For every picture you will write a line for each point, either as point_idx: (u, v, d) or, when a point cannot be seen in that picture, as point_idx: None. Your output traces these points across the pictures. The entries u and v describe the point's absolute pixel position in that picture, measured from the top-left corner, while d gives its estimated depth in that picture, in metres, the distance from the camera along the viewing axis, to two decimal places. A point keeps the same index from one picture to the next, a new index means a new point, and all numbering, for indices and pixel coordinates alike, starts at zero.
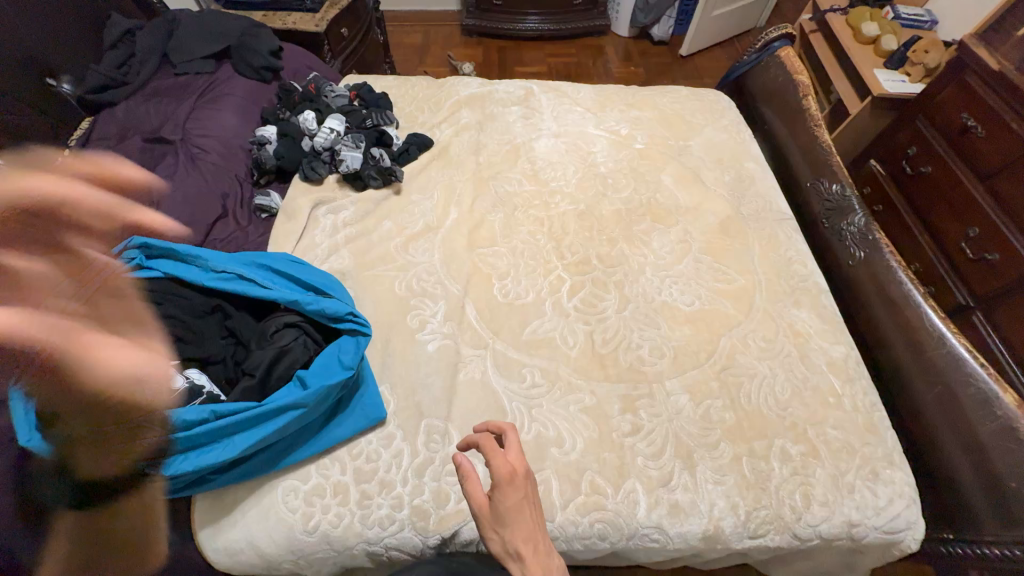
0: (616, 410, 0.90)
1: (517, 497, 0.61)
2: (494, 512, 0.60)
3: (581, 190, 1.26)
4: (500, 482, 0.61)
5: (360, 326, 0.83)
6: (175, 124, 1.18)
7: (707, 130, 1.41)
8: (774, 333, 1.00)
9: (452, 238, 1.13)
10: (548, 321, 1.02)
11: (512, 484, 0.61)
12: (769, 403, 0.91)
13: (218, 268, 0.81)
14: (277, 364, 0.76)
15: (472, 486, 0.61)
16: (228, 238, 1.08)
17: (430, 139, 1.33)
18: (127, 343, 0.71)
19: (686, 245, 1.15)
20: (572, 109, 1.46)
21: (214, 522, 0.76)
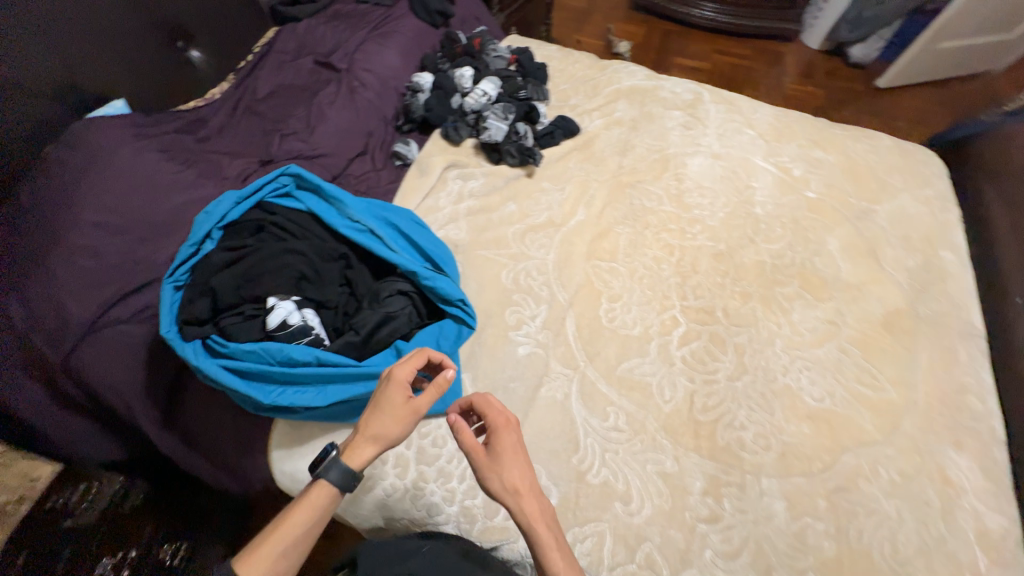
0: (697, 488, 0.81)
1: (511, 440, 0.61)
2: (487, 460, 0.59)
3: (725, 228, 1.11)
4: (497, 428, 0.62)
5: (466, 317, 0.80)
6: (344, 53, 1.20)
7: (902, 197, 1.16)
8: (917, 471, 0.83)
9: (572, 241, 1.06)
10: (648, 363, 0.93)
11: (508, 430, 0.61)
12: (885, 551, 0.76)
13: (353, 216, 0.80)
14: (382, 329, 0.75)
15: (470, 437, 0.61)
16: (361, 178, 1.11)
17: (578, 126, 1.24)
18: (260, 267, 0.71)
19: (834, 329, 0.98)
20: (742, 130, 1.28)
21: (289, 447, 0.83)
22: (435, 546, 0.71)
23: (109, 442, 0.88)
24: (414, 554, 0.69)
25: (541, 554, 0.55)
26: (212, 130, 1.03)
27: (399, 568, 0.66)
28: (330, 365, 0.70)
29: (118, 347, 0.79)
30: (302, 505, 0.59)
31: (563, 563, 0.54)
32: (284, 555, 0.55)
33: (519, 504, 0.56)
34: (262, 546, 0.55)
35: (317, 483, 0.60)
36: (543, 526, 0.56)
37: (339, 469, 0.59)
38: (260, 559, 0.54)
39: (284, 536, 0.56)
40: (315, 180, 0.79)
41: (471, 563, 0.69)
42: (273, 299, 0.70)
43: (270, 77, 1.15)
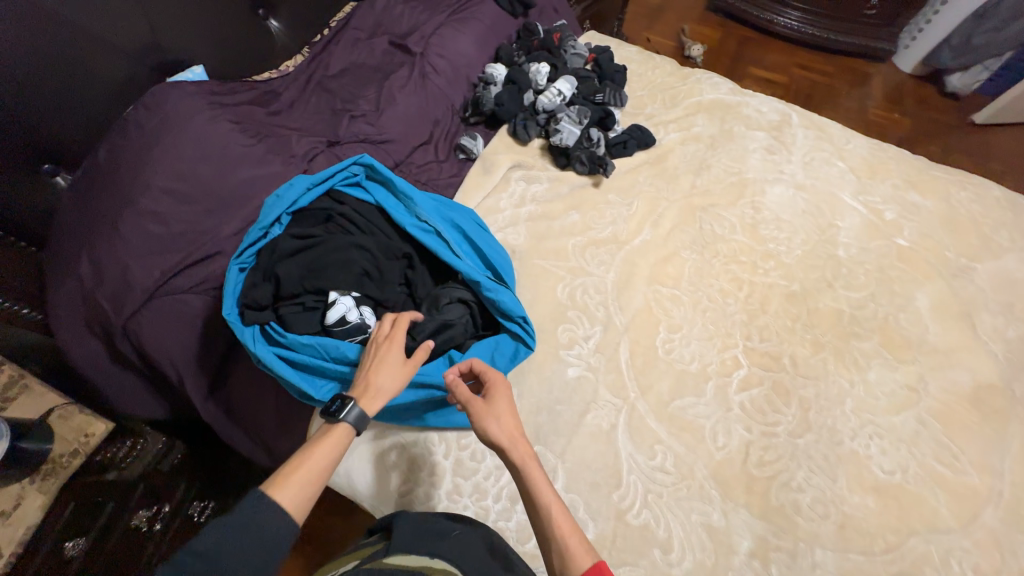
0: (743, 548, 0.76)
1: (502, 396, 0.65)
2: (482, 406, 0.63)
3: (802, 267, 1.03)
4: (494, 385, 0.66)
5: (525, 335, 0.77)
6: (421, 36, 1.16)
7: (1007, 257, 1.05)
8: (993, 569, 0.75)
9: (634, 262, 1.00)
10: (703, 404, 0.87)
11: (501, 386, 0.66)
12: None
13: (421, 215, 0.78)
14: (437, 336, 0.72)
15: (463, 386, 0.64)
16: (423, 167, 1.07)
17: (653, 138, 1.17)
18: (326, 259, 0.70)
19: (913, 395, 0.89)
20: (831, 161, 1.17)
21: None
22: (465, 533, 0.67)
23: (153, 401, 0.87)
24: (443, 537, 0.65)
25: (532, 494, 0.57)
26: (283, 104, 1.01)
27: (426, 547, 0.62)
28: None
29: (175, 316, 0.79)
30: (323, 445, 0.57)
31: (555, 501, 0.57)
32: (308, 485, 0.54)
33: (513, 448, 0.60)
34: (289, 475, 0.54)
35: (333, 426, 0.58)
36: (533, 465, 0.59)
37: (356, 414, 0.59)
38: (285, 489, 0.53)
39: (306, 469, 0.55)
40: (389, 174, 0.76)
41: (498, 563, 0.63)
42: (333, 294, 0.68)
43: (344, 54, 1.12)
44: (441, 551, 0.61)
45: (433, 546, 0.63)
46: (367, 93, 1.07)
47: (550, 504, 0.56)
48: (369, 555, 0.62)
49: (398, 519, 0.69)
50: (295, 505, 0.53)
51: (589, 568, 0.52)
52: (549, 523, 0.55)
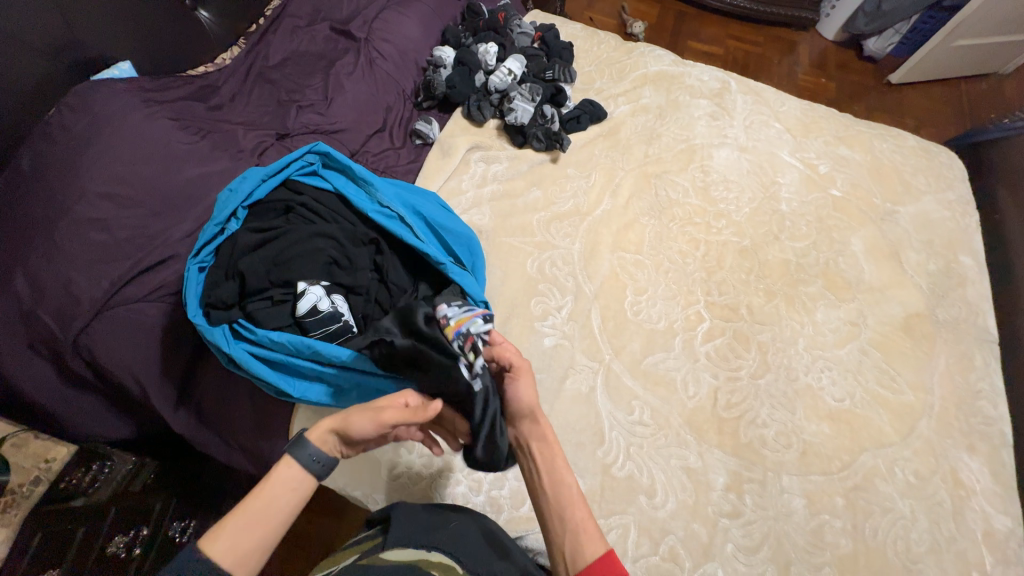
0: (719, 484, 0.82)
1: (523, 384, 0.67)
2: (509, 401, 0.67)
3: (751, 224, 1.10)
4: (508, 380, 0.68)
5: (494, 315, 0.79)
6: (363, 20, 1.13)
7: (926, 199, 1.16)
8: (930, 472, 0.85)
9: (597, 231, 1.04)
10: (672, 358, 0.93)
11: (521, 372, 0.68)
12: (898, 549, 0.79)
13: (383, 201, 0.76)
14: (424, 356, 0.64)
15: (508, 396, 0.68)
16: (379, 154, 1.06)
17: (604, 111, 1.20)
18: (290, 250, 0.68)
19: (855, 329, 0.98)
20: (769, 123, 1.25)
21: None
22: (462, 525, 0.66)
23: (119, 420, 0.83)
24: (441, 529, 0.64)
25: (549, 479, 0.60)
26: (224, 98, 0.96)
27: (423, 540, 0.60)
28: (355, 359, 0.67)
29: (133, 326, 0.75)
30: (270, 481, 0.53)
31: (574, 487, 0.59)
32: (252, 527, 0.49)
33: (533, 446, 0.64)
34: (227, 518, 0.49)
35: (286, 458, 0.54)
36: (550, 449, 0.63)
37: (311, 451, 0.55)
38: (223, 536, 0.48)
39: (249, 507, 0.50)
40: (345, 160, 0.74)
41: (496, 550, 0.65)
42: (301, 284, 0.67)
43: (284, 43, 1.07)
44: (441, 544, 0.60)
45: (432, 538, 0.61)
46: (313, 83, 1.04)
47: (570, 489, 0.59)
48: (366, 551, 0.60)
49: (392, 512, 0.65)
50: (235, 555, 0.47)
51: (602, 556, 0.53)
52: (563, 514, 0.57)
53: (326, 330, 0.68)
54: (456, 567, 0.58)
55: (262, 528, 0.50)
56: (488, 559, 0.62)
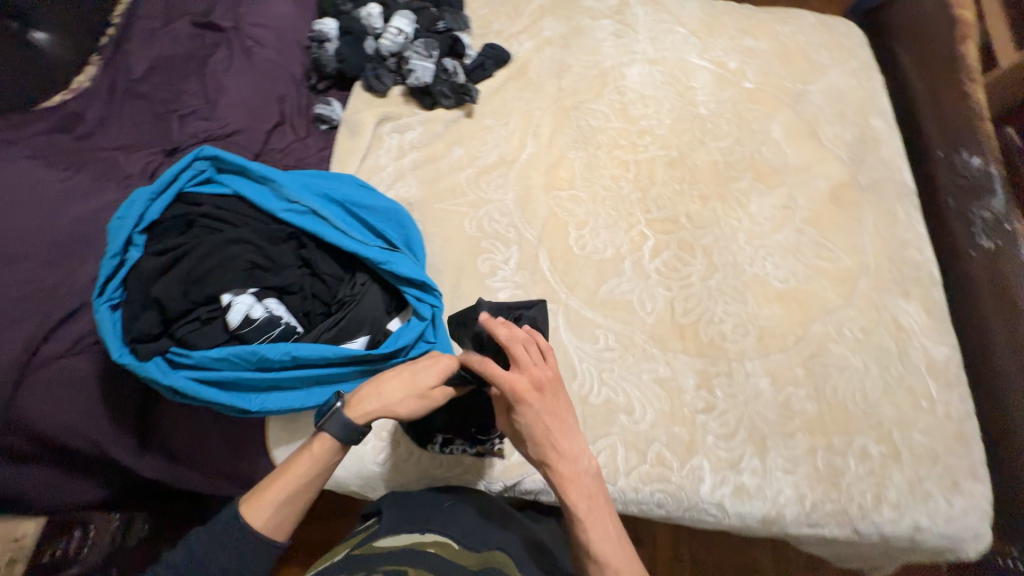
0: (690, 385, 0.86)
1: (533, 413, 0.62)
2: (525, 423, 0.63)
3: (675, 134, 1.10)
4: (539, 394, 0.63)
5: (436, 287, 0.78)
6: (226, 8, 1.04)
7: (832, 73, 1.19)
8: (874, 325, 0.91)
9: (527, 176, 1.02)
10: (626, 281, 0.94)
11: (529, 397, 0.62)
12: (857, 399, 0.86)
13: (290, 195, 0.72)
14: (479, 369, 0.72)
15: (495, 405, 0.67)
16: (286, 149, 0.99)
17: (508, 53, 1.15)
18: (206, 265, 0.64)
19: (788, 212, 1.02)
20: (673, 30, 1.23)
21: (288, 440, 0.80)
22: (455, 504, 0.72)
23: (84, 486, 0.78)
24: (434, 513, 0.68)
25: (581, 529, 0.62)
26: (92, 123, 0.87)
27: (415, 526, 0.64)
28: (307, 358, 0.66)
29: (63, 385, 0.70)
30: (302, 460, 0.64)
31: (607, 549, 0.60)
32: (285, 503, 0.62)
33: (578, 506, 0.62)
34: (264, 493, 0.62)
35: (321, 436, 0.64)
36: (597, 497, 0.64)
37: (339, 421, 0.63)
38: (262, 505, 0.61)
39: (280, 487, 0.62)
40: (238, 158, 0.69)
41: (493, 521, 0.70)
42: (227, 296, 0.64)
43: (144, 50, 0.97)
44: (435, 527, 0.65)
45: (426, 522, 0.66)
46: (189, 87, 0.95)
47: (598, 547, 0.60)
48: (359, 540, 0.63)
49: (386, 503, 0.71)
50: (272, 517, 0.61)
51: None
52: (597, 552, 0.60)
53: (269, 337, 0.66)
54: (451, 542, 0.62)
55: (294, 505, 0.62)
56: (482, 532, 0.67)
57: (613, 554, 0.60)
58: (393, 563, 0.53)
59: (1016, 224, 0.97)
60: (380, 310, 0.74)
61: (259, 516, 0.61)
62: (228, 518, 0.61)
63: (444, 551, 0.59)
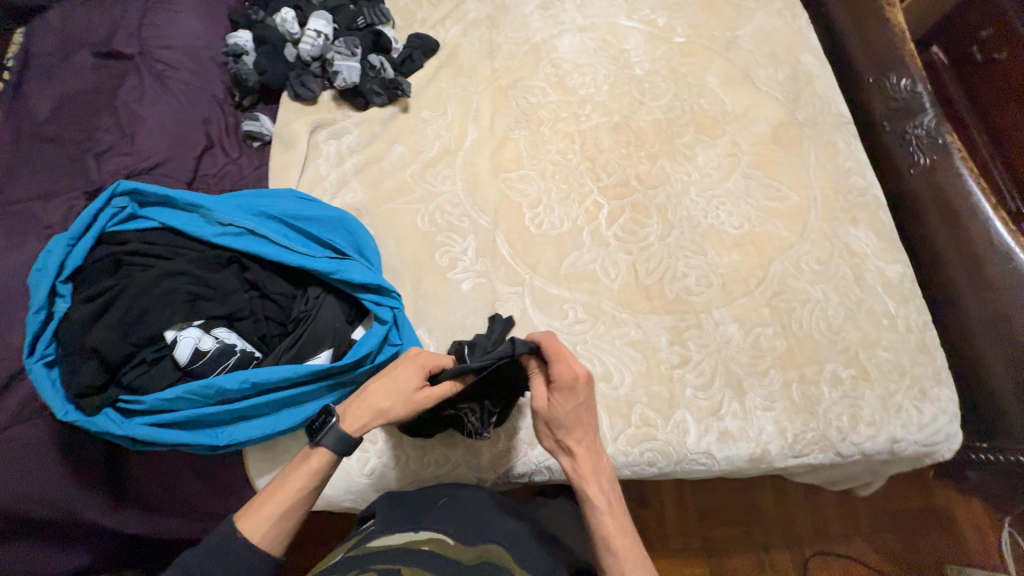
0: (663, 343, 0.87)
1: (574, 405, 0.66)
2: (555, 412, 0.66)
3: (615, 99, 1.10)
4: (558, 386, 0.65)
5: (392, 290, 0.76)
6: (128, 33, 0.98)
7: (758, 16, 1.19)
8: (829, 255, 0.94)
9: (473, 163, 1.01)
10: (586, 252, 0.94)
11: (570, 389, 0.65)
12: (822, 328, 0.88)
13: (222, 218, 0.69)
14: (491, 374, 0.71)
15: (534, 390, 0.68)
16: (220, 174, 0.96)
17: (435, 40, 1.12)
18: (142, 305, 0.61)
19: (735, 159, 1.03)
20: None
21: (270, 469, 0.78)
22: (451, 499, 0.71)
23: (68, 553, 0.74)
24: (429, 511, 0.68)
25: (594, 512, 0.66)
26: (1, 175, 0.82)
27: (410, 525, 0.64)
28: (268, 382, 0.64)
29: (15, 455, 0.67)
30: (302, 473, 0.62)
31: (613, 529, 0.65)
32: (285, 517, 0.59)
33: (597, 494, 0.67)
34: (262, 506, 0.59)
35: (319, 450, 0.62)
36: (600, 482, 0.68)
37: (337, 434, 0.62)
38: (256, 516, 0.58)
39: (280, 500, 0.60)
40: (158, 188, 0.66)
41: (487, 509, 0.70)
42: (171, 333, 0.62)
43: (45, 90, 0.91)
44: (429, 524, 0.65)
45: (420, 520, 0.66)
46: (102, 123, 0.90)
47: (607, 529, 0.65)
48: (354, 543, 0.62)
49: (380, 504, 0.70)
50: (266, 530, 0.58)
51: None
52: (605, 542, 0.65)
53: (225, 367, 0.64)
54: (446, 537, 0.62)
55: (293, 516, 0.60)
56: (479, 521, 0.67)
57: (616, 538, 0.65)
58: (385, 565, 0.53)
59: (947, 138, 1.01)
60: (339, 321, 0.73)
61: (257, 530, 0.58)
62: (220, 537, 0.57)
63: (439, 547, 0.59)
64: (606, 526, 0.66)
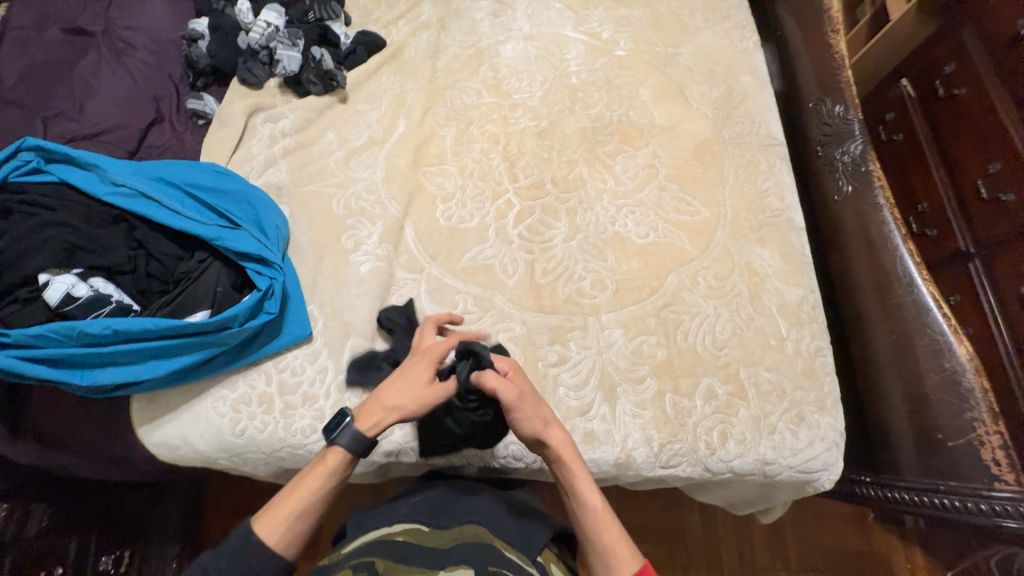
0: (545, 341, 0.89)
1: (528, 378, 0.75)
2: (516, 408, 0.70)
3: (546, 105, 1.13)
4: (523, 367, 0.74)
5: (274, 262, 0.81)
6: (96, 13, 1.08)
7: (703, 35, 1.21)
8: (728, 272, 0.94)
9: (396, 155, 1.05)
10: (488, 247, 0.97)
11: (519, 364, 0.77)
12: (706, 342, 0.88)
13: (116, 179, 0.76)
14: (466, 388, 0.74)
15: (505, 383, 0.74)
16: (162, 147, 1.03)
17: (383, 38, 1.18)
18: (24, 249, 0.68)
19: (653, 171, 1.04)
20: (550, 6, 1.25)
21: (150, 420, 0.82)
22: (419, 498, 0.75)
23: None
24: (398, 507, 0.73)
25: (581, 490, 0.67)
26: None
27: (381, 522, 0.69)
28: (131, 331, 0.69)
29: None
30: (318, 470, 0.66)
31: (601, 504, 0.67)
32: (298, 519, 0.64)
33: (580, 482, 0.68)
34: (276, 513, 0.63)
35: (334, 450, 0.68)
36: (578, 465, 0.69)
37: (351, 434, 0.68)
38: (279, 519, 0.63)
39: (294, 503, 0.64)
40: (59, 147, 0.73)
41: (451, 500, 0.75)
42: (44, 277, 0.67)
43: (14, 58, 1.01)
44: (402, 517, 0.69)
45: (392, 518, 0.70)
46: (59, 91, 0.99)
47: (598, 509, 0.66)
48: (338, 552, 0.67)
49: (352, 521, 0.72)
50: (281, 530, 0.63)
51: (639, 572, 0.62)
52: (592, 534, 0.65)
53: (95, 314, 0.70)
54: (420, 527, 0.67)
55: (305, 519, 0.64)
56: (451, 512, 0.71)
57: (605, 516, 0.66)
58: (360, 558, 0.59)
59: (871, 166, 0.99)
60: (218, 287, 0.77)
61: (272, 535, 0.62)
62: (240, 540, 0.62)
63: (410, 536, 0.64)
64: (592, 501, 0.66)
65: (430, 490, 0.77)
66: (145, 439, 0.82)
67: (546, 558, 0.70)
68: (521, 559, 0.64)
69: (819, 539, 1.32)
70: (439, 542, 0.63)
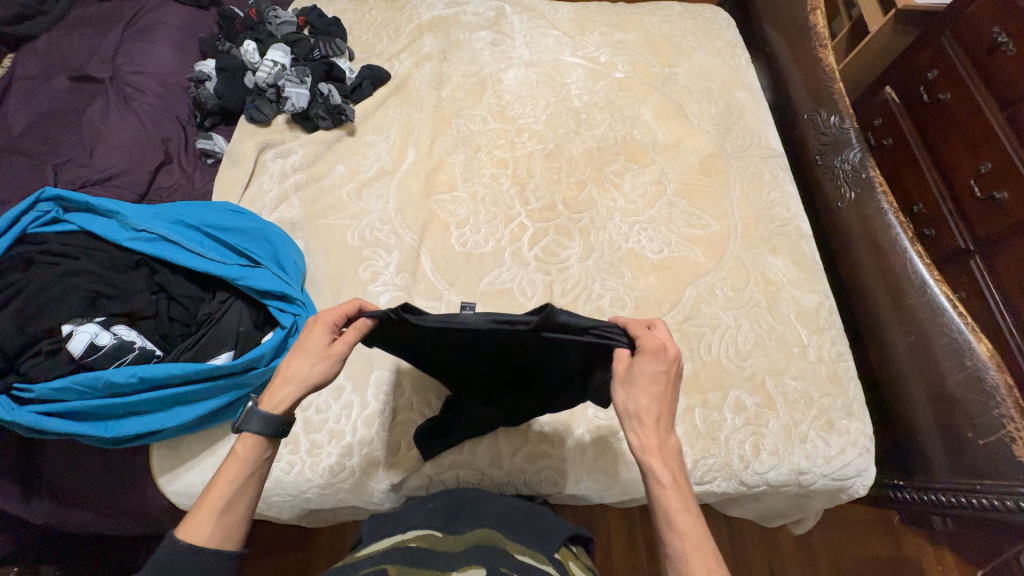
0: None
1: (652, 369, 0.59)
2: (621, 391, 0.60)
3: (551, 128, 1.15)
4: (644, 353, 0.59)
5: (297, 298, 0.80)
6: (102, 60, 1.09)
7: (698, 54, 1.25)
8: (744, 282, 0.95)
9: (408, 184, 1.06)
10: (506, 271, 0.98)
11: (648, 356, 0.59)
12: (730, 354, 0.89)
13: (136, 225, 0.76)
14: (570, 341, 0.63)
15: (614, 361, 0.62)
16: (172, 187, 1.03)
17: (387, 71, 1.20)
18: (49, 301, 0.67)
19: (661, 187, 1.06)
20: (547, 33, 1.29)
21: (170, 468, 0.80)
22: (436, 505, 0.72)
23: None
24: (412, 514, 0.69)
25: (654, 486, 0.57)
26: None
27: (394, 530, 0.65)
28: (157, 378, 0.68)
29: None
30: (232, 463, 0.57)
31: (678, 507, 0.56)
32: (229, 511, 0.55)
33: (660, 471, 0.57)
34: (200, 509, 0.54)
35: (243, 436, 0.57)
36: (660, 457, 0.57)
37: (259, 416, 0.57)
38: (202, 520, 0.53)
39: (217, 497, 0.55)
40: (78, 195, 0.73)
41: (463, 508, 0.71)
42: (67, 327, 0.66)
43: (22, 108, 1.01)
44: (417, 524, 0.66)
45: (406, 526, 0.66)
46: (68, 138, 0.99)
47: (672, 512, 0.55)
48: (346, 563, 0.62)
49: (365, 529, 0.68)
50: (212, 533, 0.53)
51: None
52: (668, 538, 0.55)
53: (119, 362, 0.68)
54: (434, 533, 0.63)
55: (237, 507, 0.55)
56: (466, 518, 0.68)
57: (682, 517, 0.55)
58: (372, 563, 0.53)
59: (872, 173, 1.02)
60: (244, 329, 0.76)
61: (202, 534, 0.53)
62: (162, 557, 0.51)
63: (425, 542, 0.60)
64: (670, 500, 0.56)
65: (447, 494, 0.75)
66: (165, 490, 0.79)
67: (563, 556, 0.64)
68: (538, 560, 0.59)
69: (846, 546, 1.30)
70: (455, 547, 0.59)
